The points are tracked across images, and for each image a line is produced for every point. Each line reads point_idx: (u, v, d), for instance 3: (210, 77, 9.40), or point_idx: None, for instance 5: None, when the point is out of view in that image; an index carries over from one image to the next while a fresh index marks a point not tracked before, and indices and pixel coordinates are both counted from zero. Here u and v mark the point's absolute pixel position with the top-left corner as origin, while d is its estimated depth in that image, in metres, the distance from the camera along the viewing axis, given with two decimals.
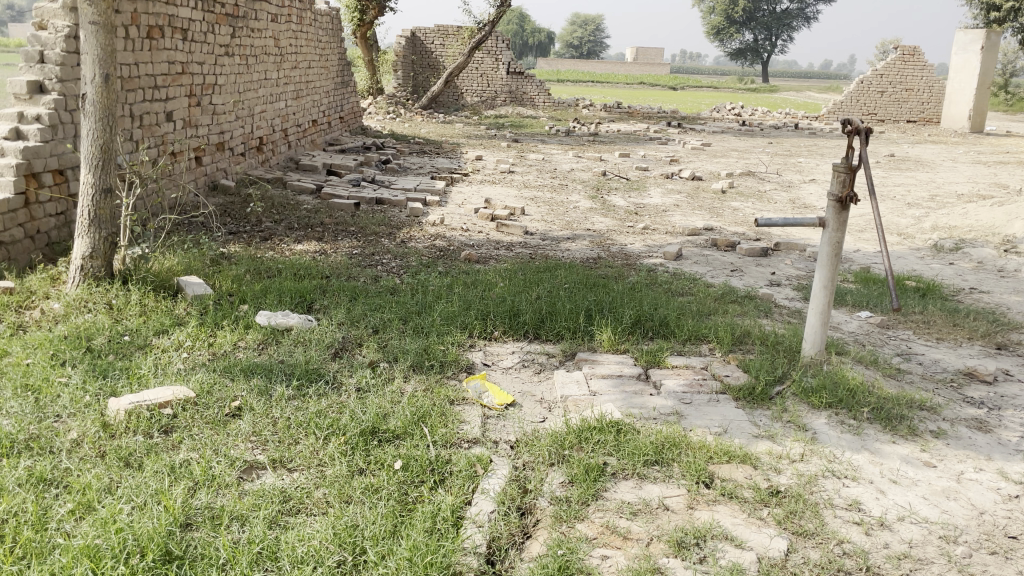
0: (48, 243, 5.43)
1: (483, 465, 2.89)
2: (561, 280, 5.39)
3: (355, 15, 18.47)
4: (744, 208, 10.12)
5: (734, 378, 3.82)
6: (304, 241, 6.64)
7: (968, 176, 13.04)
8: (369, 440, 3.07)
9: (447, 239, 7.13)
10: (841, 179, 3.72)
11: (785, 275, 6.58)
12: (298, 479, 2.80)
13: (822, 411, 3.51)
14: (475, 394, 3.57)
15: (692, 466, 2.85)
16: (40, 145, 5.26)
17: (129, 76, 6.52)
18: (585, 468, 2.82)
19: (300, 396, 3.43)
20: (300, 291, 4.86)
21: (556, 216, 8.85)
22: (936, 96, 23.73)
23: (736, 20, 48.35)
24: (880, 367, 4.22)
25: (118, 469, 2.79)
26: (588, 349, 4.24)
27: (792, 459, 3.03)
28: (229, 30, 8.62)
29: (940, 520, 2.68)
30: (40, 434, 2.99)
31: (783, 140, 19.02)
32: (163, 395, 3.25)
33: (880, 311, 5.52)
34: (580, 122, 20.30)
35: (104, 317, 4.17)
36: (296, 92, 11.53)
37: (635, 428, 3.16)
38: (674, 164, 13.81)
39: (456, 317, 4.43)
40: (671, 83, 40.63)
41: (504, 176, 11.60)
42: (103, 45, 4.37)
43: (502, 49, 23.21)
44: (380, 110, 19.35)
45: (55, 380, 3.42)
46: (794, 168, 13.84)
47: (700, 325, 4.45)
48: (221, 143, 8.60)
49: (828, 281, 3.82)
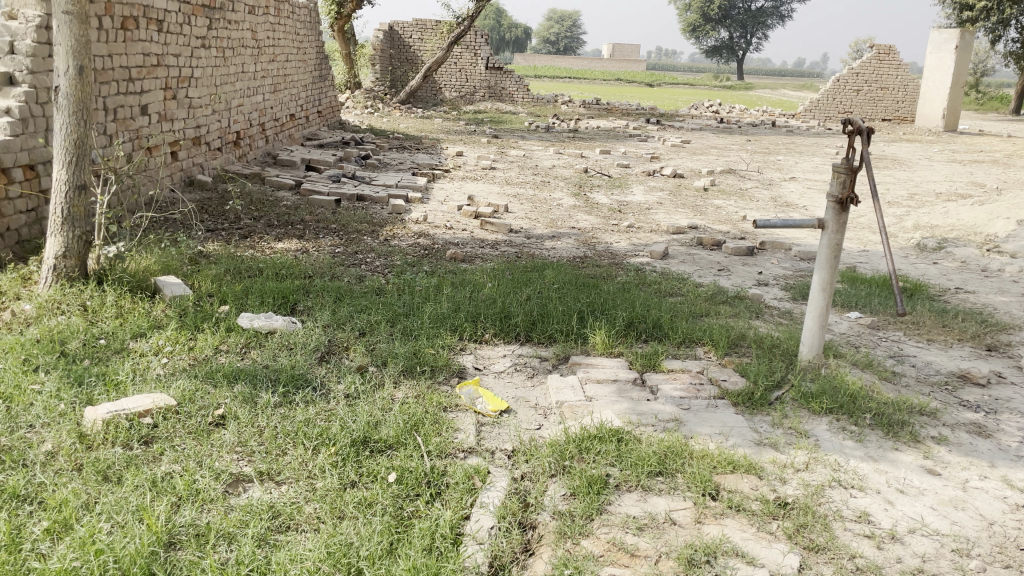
0: (18, 242, 5.22)
1: (481, 477, 2.78)
2: (550, 280, 5.28)
3: (333, 8, 18.23)
4: (726, 205, 10.09)
5: (731, 383, 3.75)
6: (284, 239, 6.49)
7: (945, 175, 13.13)
8: (360, 450, 2.94)
9: (430, 238, 7.00)
10: (841, 180, 3.65)
11: (772, 275, 6.54)
12: (288, 492, 2.68)
13: (823, 418, 3.44)
14: (469, 400, 3.46)
15: (697, 477, 2.77)
16: (11, 139, 5.05)
17: (103, 68, 6.31)
18: (587, 481, 2.72)
19: (287, 403, 3.30)
20: (283, 292, 4.71)
21: (540, 214, 8.74)
22: (910, 95, 23.96)
23: (713, 17, 48.47)
24: (876, 370, 4.16)
25: (95, 483, 2.64)
26: (581, 352, 4.14)
27: (797, 468, 2.96)
28: (205, 22, 8.41)
29: (951, 532, 2.61)
30: (13, 445, 2.83)
31: (762, 137, 19.05)
32: (143, 403, 3.11)
33: (871, 311, 5.47)
34: (559, 118, 20.19)
35: (78, 319, 4.00)
36: (274, 86, 11.32)
37: (637, 437, 3.07)
38: (655, 162, 13.75)
39: (445, 319, 4.32)
40: (648, 80, 40.67)
41: (485, 173, 11.48)
42: (77, 35, 4.19)
43: (480, 44, 23.05)
44: (358, 105, 19.13)
45: (27, 388, 3.25)
46: (773, 166, 13.85)
47: (694, 327, 4.37)
48: (197, 137, 8.38)
49: (828, 283, 3.74)
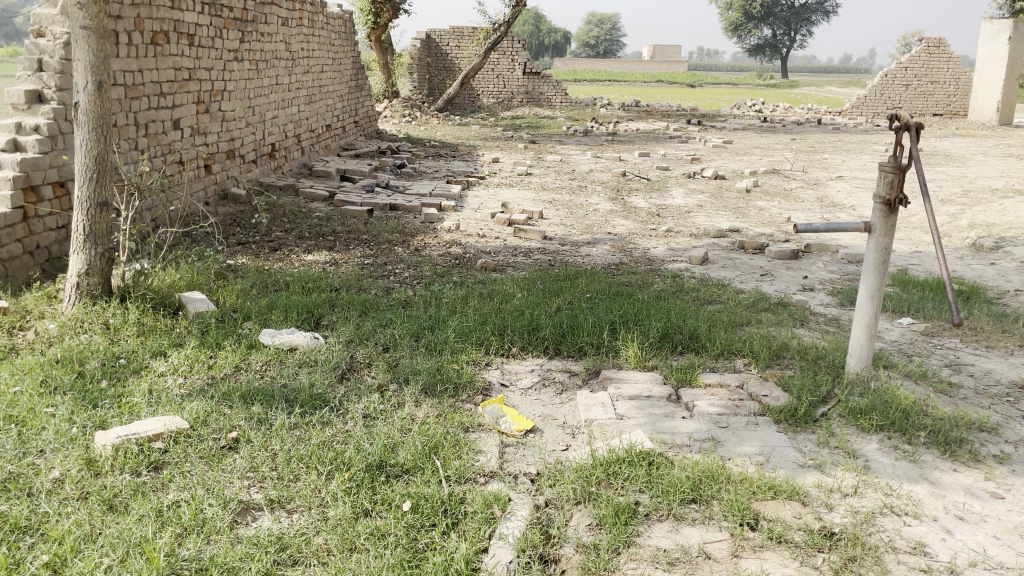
0: (48, 259, 5.22)
1: (501, 505, 2.61)
2: (583, 290, 5.09)
3: (369, 18, 18.27)
4: (770, 207, 9.76)
5: (773, 399, 3.52)
6: (314, 251, 6.41)
7: (1002, 170, 12.58)
8: (376, 475, 2.80)
9: (462, 247, 6.86)
10: (888, 180, 3.40)
11: (818, 279, 6.25)
12: (298, 522, 2.54)
13: (873, 435, 3.19)
14: (492, 419, 3.30)
15: (734, 505, 2.56)
16: (39, 157, 5.06)
17: (133, 84, 6.30)
18: (615, 509, 2.54)
19: (303, 424, 3.18)
20: (308, 306, 4.61)
21: (576, 220, 8.56)
22: (962, 88, 23.18)
23: (755, 15, 47.59)
24: (930, 382, 3.89)
25: (100, 513, 2.53)
26: (613, 366, 3.95)
27: (844, 493, 2.73)
28: (238, 34, 8.42)
29: (1017, 565, 2.35)
30: (19, 473, 2.74)
31: (807, 136, 18.56)
32: (155, 427, 3.00)
33: (923, 316, 5.17)
34: (598, 121, 19.92)
35: (100, 339, 3.94)
36: (309, 97, 11.33)
37: (669, 460, 2.87)
38: (696, 163, 13.44)
39: (471, 333, 4.16)
40: (690, 80, 40.09)
41: (522, 179, 11.33)
42: (95, 50, 4.16)
43: (518, 49, 22.94)
44: (396, 114, 19.13)
45: (40, 411, 3.17)
46: (820, 165, 13.45)
47: (733, 338, 4.15)
48: (232, 150, 8.39)
49: (876, 290, 3.48)
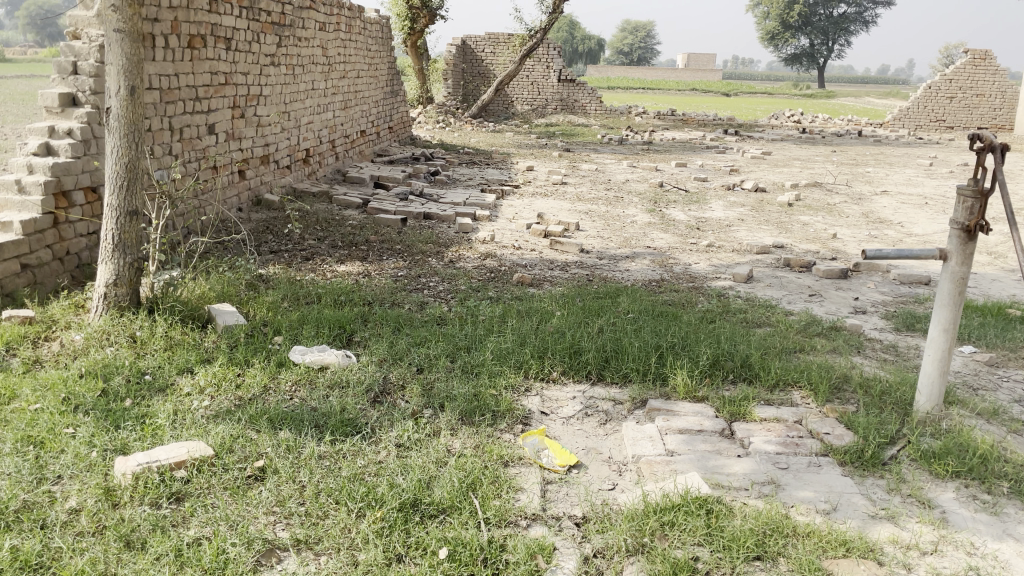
0: (78, 265, 5.11)
1: (546, 556, 2.40)
2: (625, 310, 4.87)
3: (406, 24, 18.20)
4: (814, 222, 9.47)
5: (836, 438, 3.26)
6: (347, 261, 6.25)
7: None
8: (409, 516, 2.60)
9: (497, 259, 6.68)
10: (966, 205, 3.15)
11: (871, 301, 5.97)
12: (327, 566, 2.35)
13: (948, 483, 2.92)
14: (533, 452, 3.09)
15: (803, 564, 2.33)
16: (71, 162, 4.95)
17: (168, 88, 6.20)
18: (671, 566, 2.32)
19: (334, 454, 2.99)
20: (340, 321, 4.42)
21: (613, 232, 8.33)
22: (1009, 102, 22.56)
23: (793, 24, 46.88)
24: (1004, 421, 3.60)
25: (116, 551, 2.36)
26: (660, 395, 3.72)
27: (923, 551, 2.47)
28: (275, 39, 8.30)
29: None
30: (35, 502, 2.59)
31: (849, 148, 18.14)
32: (178, 454, 2.84)
33: (986, 345, 4.87)
34: (633, 130, 19.62)
35: (126, 354, 3.80)
36: (344, 103, 11.23)
37: (728, 507, 2.64)
38: (734, 174, 13.17)
39: (509, 355, 3.96)
40: (726, 88, 39.62)
41: (557, 188, 11.13)
42: (129, 54, 4.03)
43: (553, 56, 22.77)
44: (430, 120, 19.02)
45: (61, 432, 3.03)
46: (863, 179, 13.09)
47: (790, 368, 3.89)
48: (266, 156, 8.29)
49: (952, 322, 3.21)
